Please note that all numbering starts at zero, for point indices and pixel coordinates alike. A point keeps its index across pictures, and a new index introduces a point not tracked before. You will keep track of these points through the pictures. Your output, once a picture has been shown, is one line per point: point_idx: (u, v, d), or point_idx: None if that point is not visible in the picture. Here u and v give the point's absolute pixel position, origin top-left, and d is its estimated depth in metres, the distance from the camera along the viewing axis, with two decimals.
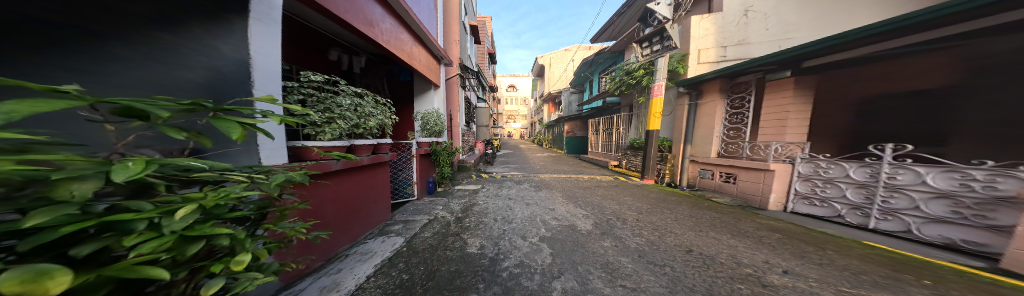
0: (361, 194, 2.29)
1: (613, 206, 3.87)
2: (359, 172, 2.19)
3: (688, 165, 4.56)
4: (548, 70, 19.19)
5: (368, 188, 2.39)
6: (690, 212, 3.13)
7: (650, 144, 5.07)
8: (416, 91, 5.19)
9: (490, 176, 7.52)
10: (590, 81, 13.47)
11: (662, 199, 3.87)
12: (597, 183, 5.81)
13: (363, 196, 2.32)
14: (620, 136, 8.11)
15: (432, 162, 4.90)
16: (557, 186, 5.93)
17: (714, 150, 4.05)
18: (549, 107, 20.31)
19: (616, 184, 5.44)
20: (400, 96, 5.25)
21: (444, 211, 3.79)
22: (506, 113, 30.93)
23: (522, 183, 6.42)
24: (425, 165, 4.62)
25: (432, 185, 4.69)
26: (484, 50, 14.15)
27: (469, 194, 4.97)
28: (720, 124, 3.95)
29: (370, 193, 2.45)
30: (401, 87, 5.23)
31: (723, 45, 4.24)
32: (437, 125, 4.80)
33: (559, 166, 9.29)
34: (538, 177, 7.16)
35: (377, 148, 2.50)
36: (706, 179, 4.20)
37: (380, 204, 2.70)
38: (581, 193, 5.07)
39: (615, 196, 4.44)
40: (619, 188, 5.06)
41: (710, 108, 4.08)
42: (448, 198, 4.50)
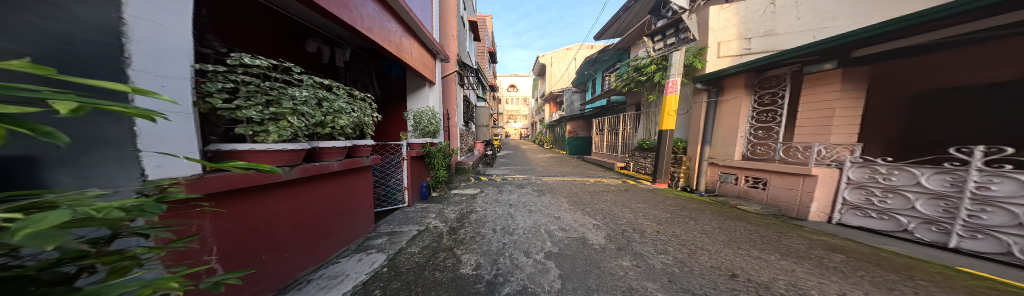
0: (332, 204, 1.85)
1: (626, 214, 3.46)
2: (330, 177, 1.77)
3: (706, 168, 4.15)
4: (549, 69, 18.81)
5: (342, 196, 1.96)
6: (720, 223, 2.72)
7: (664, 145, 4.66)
8: (409, 88, 4.80)
9: (489, 178, 7.11)
10: (593, 81, 13.10)
11: (682, 206, 3.45)
12: (605, 187, 5.39)
13: (335, 206, 1.88)
14: (626, 137, 7.70)
15: (425, 165, 4.51)
16: (561, 190, 5.51)
17: (738, 152, 3.62)
18: (550, 107, 19.94)
19: (625, 188, 5.03)
20: (392, 93, 4.85)
21: (437, 220, 3.35)
22: (506, 113, 30.48)
23: (523, 187, 6.00)
24: (418, 168, 4.23)
25: (425, 191, 4.28)
26: (484, 48, 13.75)
27: (466, 200, 4.57)
28: (745, 124, 3.53)
29: (346, 203, 2.02)
30: (394, 83, 4.83)
31: (746, 37, 3.82)
32: (431, 125, 4.42)
33: (562, 167, 8.86)
34: (540, 180, 6.76)
35: (354, 150, 2.09)
36: (729, 185, 3.79)
37: (359, 216, 2.24)
38: (589, 198, 4.66)
39: (628, 203, 4.02)
40: (630, 193, 4.64)
41: (733, 106, 3.64)
42: (443, 204, 4.10)
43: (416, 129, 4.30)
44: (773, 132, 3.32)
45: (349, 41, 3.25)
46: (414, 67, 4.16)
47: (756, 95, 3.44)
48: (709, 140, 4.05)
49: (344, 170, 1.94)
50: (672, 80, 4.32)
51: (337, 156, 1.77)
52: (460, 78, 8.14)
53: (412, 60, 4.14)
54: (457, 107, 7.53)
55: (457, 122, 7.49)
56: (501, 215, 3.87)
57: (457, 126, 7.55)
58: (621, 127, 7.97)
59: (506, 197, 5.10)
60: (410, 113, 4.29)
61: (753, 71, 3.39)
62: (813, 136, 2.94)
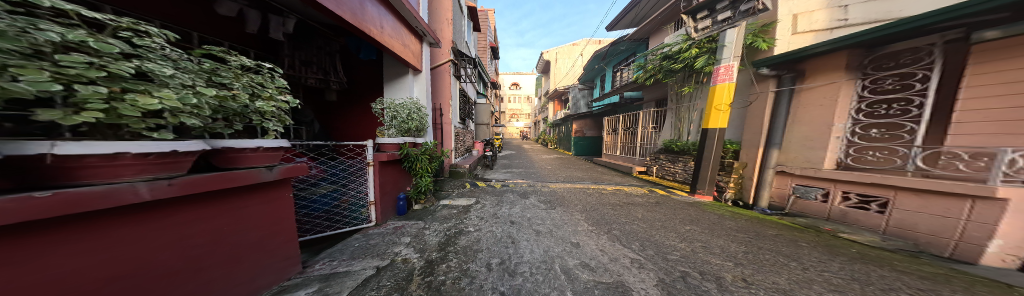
0: (183, 254, 1.11)
1: (676, 243, 2.48)
2: (159, 207, 1.02)
3: (772, 178, 3.16)
4: (554, 66, 17.84)
5: (210, 236, 1.21)
6: (848, 269, 1.72)
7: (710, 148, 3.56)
8: (387, 75, 3.94)
9: (488, 185, 6.17)
10: (604, 76, 12.14)
11: (755, 232, 2.46)
12: (628, 197, 4.39)
13: (192, 256, 1.14)
14: (646, 137, 6.71)
15: (405, 170, 3.73)
16: (574, 202, 4.54)
17: (832, 159, 2.62)
18: (555, 105, 19.05)
19: (656, 199, 4.04)
20: (367, 81, 3.98)
21: (410, 250, 2.56)
22: (508, 113, 29.53)
23: (528, 198, 5.04)
24: (394, 175, 3.43)
25: (402, 204, 3.54)
26: (484, 43, 12.88)
27: (455, 216, 3.86)
28: (844, 119, 2.54)
29: (224, 247, 1.28)
30: (367, 68, 3.95)
31: (843, 4, 2.69)
32: (413, 120, 3.57)
33: (570, 171, 7.87)
34: (548, 187, 5.84)
35: (246, 157, 1.32)
36: (810, 202, 2.81)
37: (261, 260, 1.50)
38: (611, 213, 3.68)
39: (667, 221, 3.03)
40: (664, 206, 3.65)
41: (825, 94, 2.65)
42: (425, 222, 3.43)
43: (391, 124, 3.45)
44: (902, 131, 2.31)
45: (289, 6, 2.42)
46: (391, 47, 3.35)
47: (862, 78, 2.48)
48: (779, 141, 3.06)
49: (203, 194, 1.17)
50: (724, 65, 3.33)
51: (165, 172, 1.01)
52: (455, 69, 7.25)
53: (385, 37, 3.28)
54: (450, 101, 6.72)
55: (451, 118, 6.72)
56: (500, 240, 2.97)
57: (450, 124, 6.74)
58: (639, 126, 6.96)
59: (506, 212, 4.17)
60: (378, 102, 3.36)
61: (864, 46, 2.42)
62: (991, 136, 1.88)
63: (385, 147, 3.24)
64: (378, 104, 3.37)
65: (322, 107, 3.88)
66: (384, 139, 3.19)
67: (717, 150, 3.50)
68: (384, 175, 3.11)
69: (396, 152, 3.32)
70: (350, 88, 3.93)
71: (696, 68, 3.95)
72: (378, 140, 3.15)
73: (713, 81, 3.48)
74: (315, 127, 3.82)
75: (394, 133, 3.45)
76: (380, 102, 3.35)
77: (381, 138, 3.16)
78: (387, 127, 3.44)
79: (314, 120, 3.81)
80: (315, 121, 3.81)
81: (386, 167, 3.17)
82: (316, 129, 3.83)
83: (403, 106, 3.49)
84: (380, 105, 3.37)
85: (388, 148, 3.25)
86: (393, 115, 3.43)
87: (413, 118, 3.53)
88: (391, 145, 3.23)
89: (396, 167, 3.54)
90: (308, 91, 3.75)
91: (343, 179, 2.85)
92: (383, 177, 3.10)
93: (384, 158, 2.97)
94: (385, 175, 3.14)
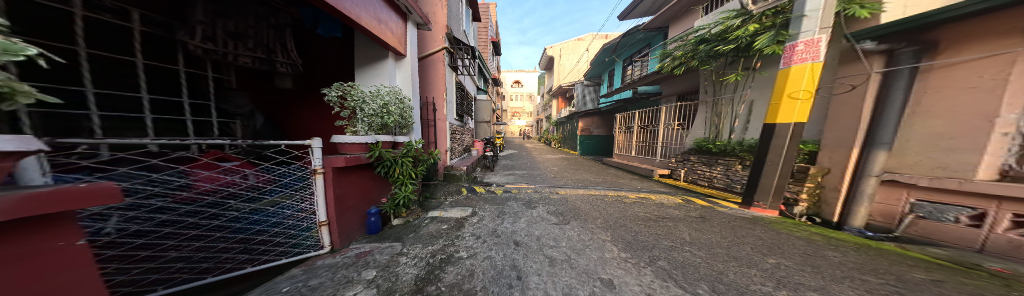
0: None
1: (768, 289, 1.57)
2: None
3: (874, 190, 2.32)
4: (558, 62, 17.04)
5: None
6: None
7: (783, 149, 2.65)
8: (361, 59, 3.23)
9: (487, 190, 5.35)
10: (616, 71, 11.31)
11: (887, 269, 1.63)
12: (659, 208, 3.57)
13: None
14: (668, 136, 5.90)
15: (380, 176, 2.89)
16: (592, 214, 3.72)
17: (989, 164, 1.82)
18: (559, 103, 18.26)
19: (698, 212, 3.20)
20: (325, 65, 3.23)
21: (371, 292, 1.70)
22: (508, 111, 28.74)
23: (535, 208, 4.22)
24: (362, 184, 2.58)
25: (374, 221, 2.71)
26: (484, 38, 12.24)
27: (446, 235, 3.06)
28: (1020, 106, 1.73)
29: None
30: (338, 48, 3.21)
31: None
32: (393, 115, 2.78)
33: (580, 174, 7.05)
34: (557, 194, 5.04)
35: None
36: (943, 225, 2.00)
37: None
38: (645, 231, 2.85)
39: (729, 244, 2.20)
40: (714, 222, 2.82)
41: (989, 68, 1.83)
42: (404, 244, 2.63)
43: (358, 119, 2.57)
44: None
45: None
46: (361, 23, 2.60)
47: None
48: (890, 141, 2.23)
49: None
50: (805, 40, 2.48)
51: None
52: (450, 59, 6.44)
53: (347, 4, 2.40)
54: (444, 95, 5.94)
55: (445, 114, 5.94)
56: (501, 274, 2.12)
57: (444, 120, 5.96)
58: (659, 123, 6.13)
59: (509, 228, 3.36)
60: (336, 87, 2.35)
61: None
62: None
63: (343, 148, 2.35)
64: (334, 90, 2.38)
65: (270, 96, 3.01)
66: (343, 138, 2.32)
67: (794, 151, 2.61)
68: (343, 184, 2.26)
69: (363, 155, 2.47)
70: (308, 73, 3.16)
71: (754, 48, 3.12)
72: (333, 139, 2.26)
73: (784, 63, 2.67)
74: (257, 123, 2.93)
75: (365, 131, 2.60)
76: (338, 87, 2.37)
77: (339, 135, 2.29)
78: (353, 123, 2.53)
79: (255, 112, 2.92)
80: (257, 113, 2.92)
81: (348, 174, 2.32)
82: (258, 126, 2.94)
83: (377, 96, 2.67)
84: (337, 92, 2.38)
85: (347, 149, 2.37)
86: (363, 106, 2.55)
87: (391, 111, 2.72)
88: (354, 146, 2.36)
89: (368, 172, 2.71)
90: (250, 72, 2.84)
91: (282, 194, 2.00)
92: (341, 189, 2.25)
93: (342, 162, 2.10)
94: (344, 185, 2.28)
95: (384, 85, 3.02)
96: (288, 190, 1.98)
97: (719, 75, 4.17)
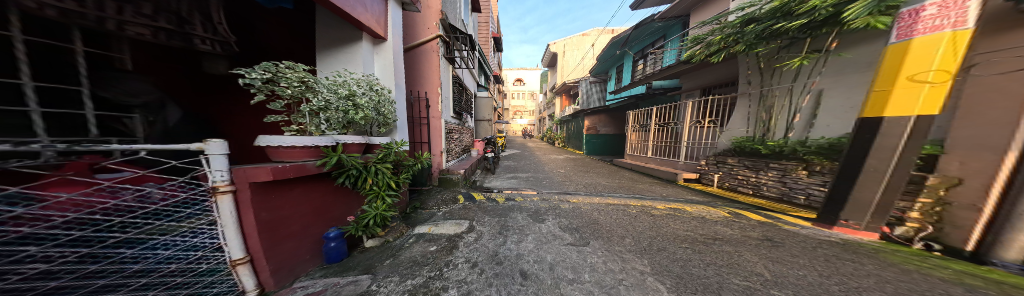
0: None
1: None
2: None
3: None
4: (563, 59, 16.36)
5: None
6: None
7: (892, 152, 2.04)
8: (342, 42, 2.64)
9: (487, 198, 4.69)
10: (626, 66, 10.61)
11: None
12: (704, 225, 2.89)
13: None
14: (694, 135, 5.22)
15: (344, 187, 2.12)
16: (616, 231, 3.05)
17: None
18: (563, 101, 17.57)
19: (761, 232, 2.53)
20: (267, 48, 2.83)
21: None
22: (509, 110, 28.13)
23: (545, 222, 3.55)
24: (313, 198, 1.78)
25: (335, 247, 1.96)
26: (484, 33, 11.65)
27: (435, 260, 2.38)
28: None
29: None
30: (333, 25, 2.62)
31: None
32: (365, 111, 2.15)
33: (590, 178, 6.36)
34: (569, 203, 4.38)
35: None
36: None
37: None
38: (694, 258, 2.19)
39: (844, 291, 1.57)
40: (794, 248, 2.16)
41: None
42: (371, 280, 1.86)
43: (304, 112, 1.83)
44: None
45: None
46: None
47: None
48: None
49: None
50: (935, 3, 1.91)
51: None
52: (446, 49, 5.82)
53: None
54: (439, 89, 5.31)
55: (441, 110, 5.33)
56: None
57: (441, 118, 5.35)
58: (683, 121, 5.43)
59: (513, 250, 2.68)
60: (264, 67, 1.43)
61: None
62: None
63: (275, 152, 1.54)
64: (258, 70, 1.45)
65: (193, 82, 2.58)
66: (276, 142, 1.50)
67: (907, 154, 2.00)
68: (276, 204, 1.45)
69: (310, 163, 1.65)
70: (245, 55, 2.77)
71: (845, 18, 2.47)
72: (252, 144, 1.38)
73: (896, 35, 2.11)
74: (172, 117, 2.40)
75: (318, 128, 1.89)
76: (267, 68, 1.46)
77: (266, 138, 1.45)
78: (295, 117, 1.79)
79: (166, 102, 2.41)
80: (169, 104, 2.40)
81: (285, 187, 1.51)
82: (171, 121, 2.40)
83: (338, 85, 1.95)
84: (266, 75, 1.48)
85: (281, 155, 1.56)
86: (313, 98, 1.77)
87: (359, 104, 2.03)
88: (296, 151, 1.58)
89: (322, 182, 1.90)
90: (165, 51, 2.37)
91: (167, 232, 1.17)
92: (275, 211, 1.45)
93: (269, 175, 1.31)
94: (279, 204, 1.48)
95: (351, 72, 2.35)
96: (164, 221, 1.13)
97: (772, 61, 3.55)
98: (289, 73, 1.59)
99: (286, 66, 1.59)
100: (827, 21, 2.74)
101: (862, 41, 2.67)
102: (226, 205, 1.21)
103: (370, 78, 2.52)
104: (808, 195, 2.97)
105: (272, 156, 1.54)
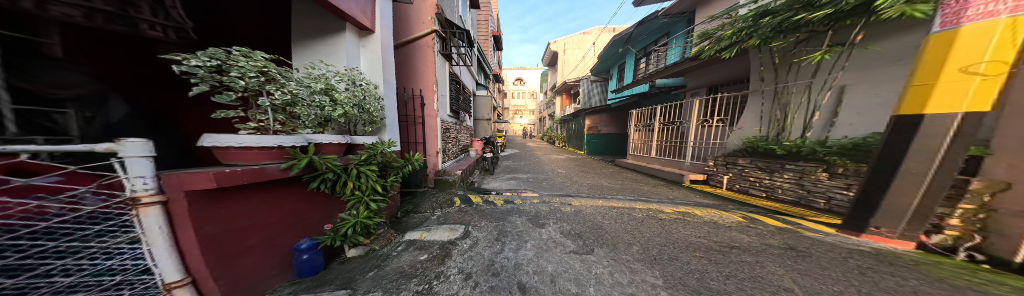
0: None
1: None
2: None
3: None
4: (563, 58, 16.15)
5: None
6: None
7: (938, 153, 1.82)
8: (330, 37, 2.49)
9: (485, 201, 4.47)
10: (628, 64, 10.41)
11: None
12: (718, 231, 2.66)
13: None
14: (700, 135, 5.01)
15: (320, 192, 1.96)
16: (623, 238, 2.84)
17: None
18: (564, 101, 17.35)
19: (782, 239, 2.29)
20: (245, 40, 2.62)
21: None
22: (509, 110, 27.91)
23: (545, 227, 3.34)
24: (278, 207, 1.61)
25: (308, 260, 1.76)
26: (484, 31, 11.44)
27: (424, 271, 2.16)
28: None
29: None
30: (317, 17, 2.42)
31: None
32: (347, 108, 2.00)
33: (592, 179, 6.13)
34: (570, 206, 4.17)
35: None
36: None
37: None
38: (710, 270, 1.96)
39: None
40: (822, 259, 1.92)
41: None
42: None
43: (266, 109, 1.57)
44: None
45: None
46: None
47: None
48: None
49: None
50: None
51: None
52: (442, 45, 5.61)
53: None
54: (435, 87, 5.10)
55: (436, 109, 5.12)
56: None
57: (437, 117, 5.15)
58: (690, 120, 5.21)
59: (511, 258, 2.46)
60: (209, 52, 1.23)
61: None
62: None
63: (228, 154, 1.35)
64: (202, 57, 1.25)
65: (149, 77, 2.27)
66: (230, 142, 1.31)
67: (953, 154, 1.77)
68: (225, 216, 1.28)
69: (273, 166, 1.48)
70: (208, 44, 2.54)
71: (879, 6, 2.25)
72: (195, 144, 1.19)
73: (939, 23, 1.89)
74: (114, 114, 2.03)
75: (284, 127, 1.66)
76: (213, 53, 1.24)
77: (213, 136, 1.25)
78: (255, 115, 1.52)
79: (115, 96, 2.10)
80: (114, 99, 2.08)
81: (238, 196, 1.34)
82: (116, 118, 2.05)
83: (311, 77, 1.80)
84: (211, 62, 1.26)
85: (236, 158, 1.38)
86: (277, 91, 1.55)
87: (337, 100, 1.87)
88: (258, 153, 1.43)
89: (291, 189, 1.73)
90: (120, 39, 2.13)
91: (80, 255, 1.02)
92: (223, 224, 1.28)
93: (213, 182, 1.14)
94: (230, 215, 1.31)
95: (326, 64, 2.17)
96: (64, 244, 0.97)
97: (788, 56, 3.34)
98: (241, 61, 1.35)
99: (240, 53, 1.39)
100: (855, 11, 2.52)
101: (893, 33, 2.46)
102: (153, 218, 1.04)
103: (353, 72, 2.39)
104: (829, 199, 2.77)
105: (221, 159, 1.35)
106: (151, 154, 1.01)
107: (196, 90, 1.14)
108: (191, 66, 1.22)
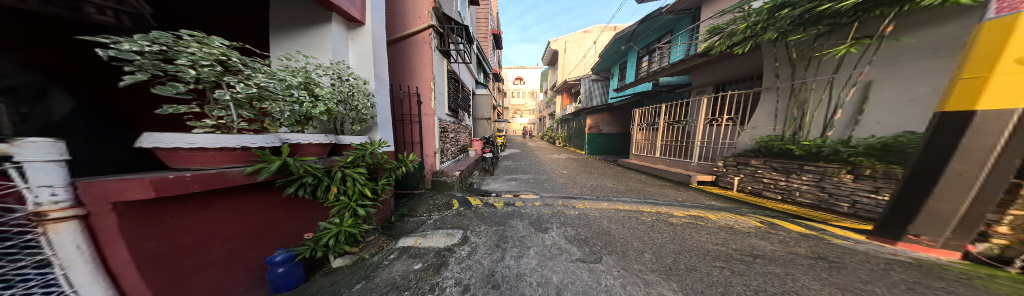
0: None
1: None
2: None
3: None
4: (563, 56, 15.93)
5: None
6: None
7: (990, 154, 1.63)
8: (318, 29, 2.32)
9: (485, 203, 4.27)
10: (630, 63, 10.23)
11: None
12: (737, 238, 2.47)
13: None
14: (708, 134, 4.83)
15: (296, 199, 1.83)
16: (633, 245, 2.65)
17: None
18: (564, 100, 17.15)
19: (810, 248, 2.10)
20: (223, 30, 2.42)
21: None
22: (509, 110, 27.69)
23: (548, 232, 3.14)
24: (239, 218, 1.47)
25: (284, 274, 1.60)
26: (484, 29, 11.22)
27: (418, 282, 1.96)
28: None
29: None
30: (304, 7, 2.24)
31: None
32: (329, 102, 1.93)
33: (595, 180, 5.95)
34: (573, 209, 3.97)
35: None
36: None
37: None
38: (736, 283, 1.77)
39: None
40: (860, 271, 1.73)
41: None
42: None
43: (227, 104, 1.37)
44: None
45: None
46: None
47: None
48: None
49: None
50: None
51: None
52: (440, 41, 5.42)
53: None
54: (432, 84, 4.90)
55: (434, 107, 4.94)
56: None
57: (434, 116, 4.96)
58: (697, 119, 5.03)
59: (512, 268, 2.26)
60: (150, 36, 1.09)
61: None
62: None
63: (176, 156, 1.22)
64: (142, 41, 1.10)
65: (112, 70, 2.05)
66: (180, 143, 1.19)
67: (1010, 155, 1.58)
68: (168, 230, 1.17)
69: (234, 170, 1.36)
70: None
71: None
72: (137, 144, 1.06)
73: (994, 9, 1.72)
74: None
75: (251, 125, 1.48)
76: (156, 37, 1.10)
77: (158, 136, 1.13)
78: (213, 110, 1.32)
79: None
80: None
81: (187, 207, 1.23)
82: None
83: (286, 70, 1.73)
84: (153, 47, 1.11)
85: (186, 161, 1.25)
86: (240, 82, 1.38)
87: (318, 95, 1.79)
88: (215, 156, 1.31)
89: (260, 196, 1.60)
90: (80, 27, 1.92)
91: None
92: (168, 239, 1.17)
93: (151, 191, 1.03)
94: (177, 230, 1.20)
95: (304, 55, 1.96)
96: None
97: (808, 50, 3.14)
98: (196, 48, 1.21)
99: (194, 40, 1.25)
100: (884, 0, 2.31)
101: (929, 23, 2.25)
102: (67, 237, 0.91)
103: (337, 67, 2.31)
104: (854, 203, 2.58)
105: (167, 161, 1.21)
106: (61, 158, 0.89)
107: (131, 81, 1.05)
108: (128, 51, 1.08)
